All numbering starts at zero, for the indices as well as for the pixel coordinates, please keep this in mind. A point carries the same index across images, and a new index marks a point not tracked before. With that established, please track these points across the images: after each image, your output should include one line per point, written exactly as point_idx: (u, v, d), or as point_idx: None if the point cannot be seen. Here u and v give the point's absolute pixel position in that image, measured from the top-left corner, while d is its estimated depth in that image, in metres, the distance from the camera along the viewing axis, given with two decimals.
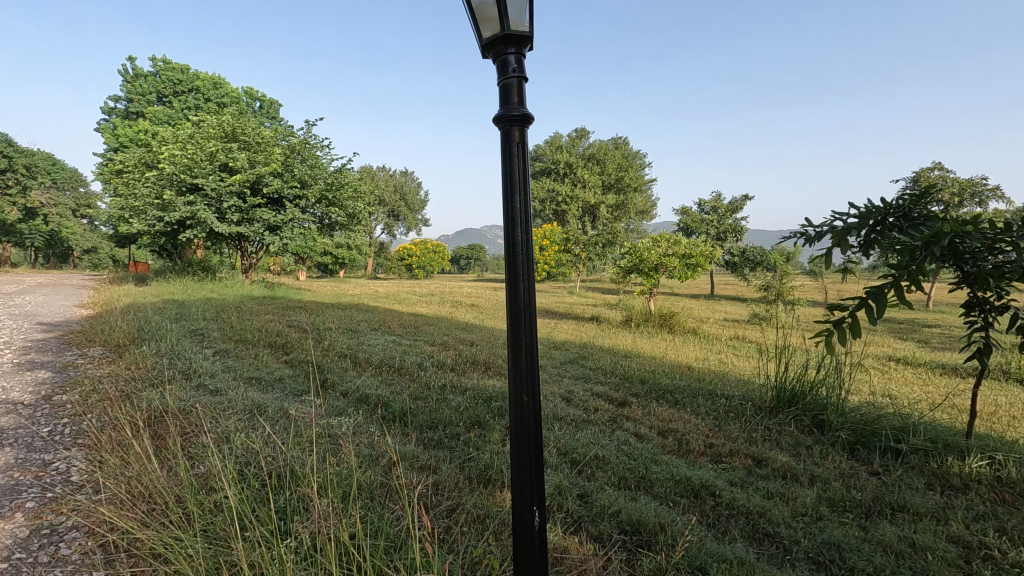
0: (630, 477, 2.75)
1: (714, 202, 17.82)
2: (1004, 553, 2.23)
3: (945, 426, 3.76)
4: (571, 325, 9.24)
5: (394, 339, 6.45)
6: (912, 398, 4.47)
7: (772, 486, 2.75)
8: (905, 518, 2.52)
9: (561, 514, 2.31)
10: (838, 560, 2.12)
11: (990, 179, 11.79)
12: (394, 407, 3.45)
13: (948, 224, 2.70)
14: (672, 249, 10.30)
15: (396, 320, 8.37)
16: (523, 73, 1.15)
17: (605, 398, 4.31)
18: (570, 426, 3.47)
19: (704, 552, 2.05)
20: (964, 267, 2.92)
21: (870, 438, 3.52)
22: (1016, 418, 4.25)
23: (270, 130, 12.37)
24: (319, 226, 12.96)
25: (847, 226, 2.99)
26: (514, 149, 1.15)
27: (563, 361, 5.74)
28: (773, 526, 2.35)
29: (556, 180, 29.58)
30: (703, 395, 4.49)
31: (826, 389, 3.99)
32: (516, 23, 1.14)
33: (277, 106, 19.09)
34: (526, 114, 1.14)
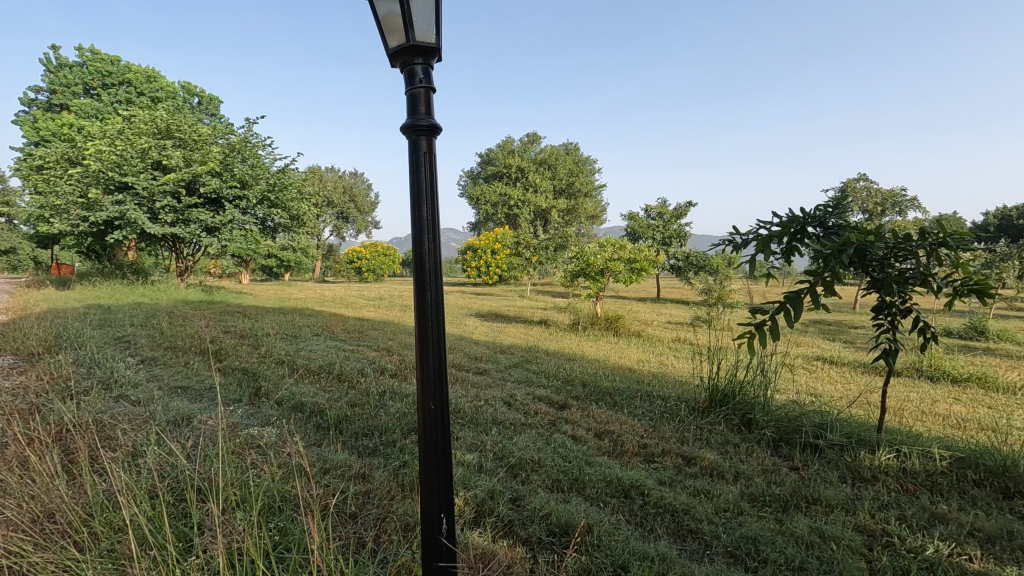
0: (564, 479, 2.79)
1: (660, 208, 18.34)
2: (903, 540, 2.41)
3: (860, 421, 4.02)
4: (519, 329, 9.30)
5: (336, 344, 6.30)
6: (832, 397, 4.75)
7: (698, 483, 2.87)
8: (818, 510, 2.67)
9: (492, 518, 2.32)
10: (753, 552, 2.23)
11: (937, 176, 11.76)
12: (330, 415, 3.38)
13: (855, 233, 2.89)
14: (617, 254, 10.54)
15: (341, 325, 8.20)
16: (430, 84, 1.17)
17: (546, 402, 4.36)
18: (508, 430, 3.49)
19: (628, 551, 2.10)
20: (872, 273, 3.13)
21: (792, 435, 3.71)
22: (923, 413, 4.59)
23: (208, 127, 11.86)
24: (260, 228, 12.52)
25: (770, 233, 3.12)
26: (421, 158, 1.17)
27: (507, 365, 5.77)
28: (695, 522, 2.45)
29: (508, 185, 29.78)
30: (641, 397, 4.63)
31: (753, 389, 4.19)
32: (423, 34, 1.15)
33: (217, 103, 18.36)
34: (433, 125, 1.16)
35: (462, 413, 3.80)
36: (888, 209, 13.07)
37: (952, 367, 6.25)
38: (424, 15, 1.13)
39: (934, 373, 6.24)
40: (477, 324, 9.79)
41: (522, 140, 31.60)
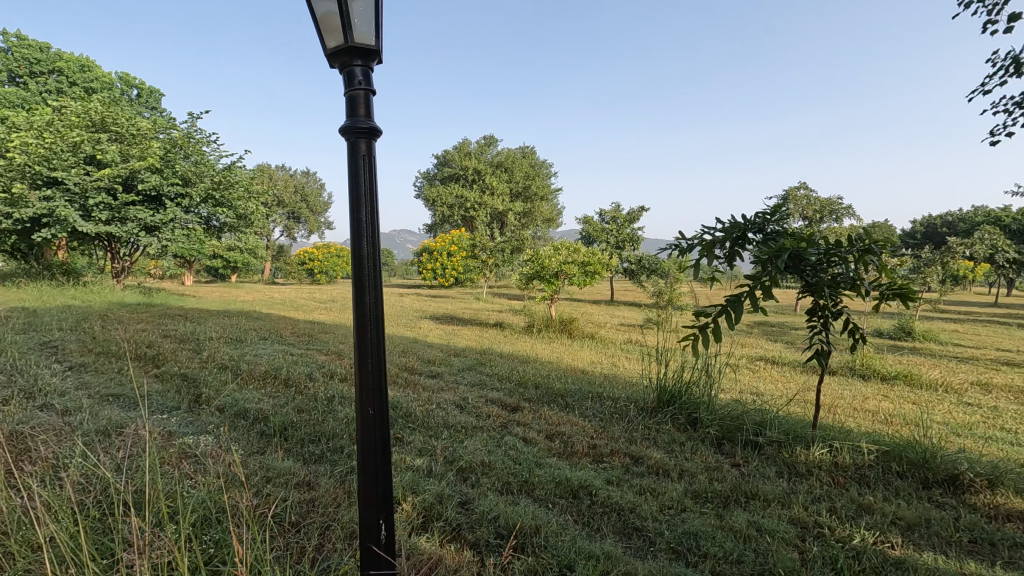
0: (514, 481, 2.81)
1: (614, 212, 18.68)
2: (833, 531, 2.54)
3: (797, 418, 4.22)
4: (474, 331, 9.29)
5: (284, 348, 6.11)
6: (772, 395, 4.97)
7: (644, 482, 2.93)
8: (756, 504, 2.79)
9: (440, 522, 2.31)
10: (694, 548, 2.30)
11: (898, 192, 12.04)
12: (275, 421, 3.28)
13: (789, 239, 3.05)
14: (571, 257, 10.67)
15: (290, 328, 7.98)
16: (370, 86, 1.16)
17: (499, 404, 4.38)
18: (459, 433, 3.48)
19: (573, 550, 2.14)
20: (807, 277, 3.30)
21: (734, 432, 3.86)
22: (854, 409, 4.87)
23: (148, 121, 11.30)
24: (205, 227, 12.02)
25: (713, 238, 3.23)
26: (361, 161, 1.16)
27: (461, 367, 5.75)
28: (641, 520, 2.51)
29: (465, 187, 29.69)
30: (592, 398, 4.71)
31: (698, 389, 4.33)
32: (362, 36, 1.15)
33: (158, 95, 17.50)
34: (373, 127, 1.16)
35: (413, 417, 3.76)
36: (826, 216, 13.79)
37: (881, 366, 6.65)
38: (364, 16, 1.13)
39: (865, 372, 6.62)
40: (431, 326, 9.70)
41: (479, 142, 31.62)
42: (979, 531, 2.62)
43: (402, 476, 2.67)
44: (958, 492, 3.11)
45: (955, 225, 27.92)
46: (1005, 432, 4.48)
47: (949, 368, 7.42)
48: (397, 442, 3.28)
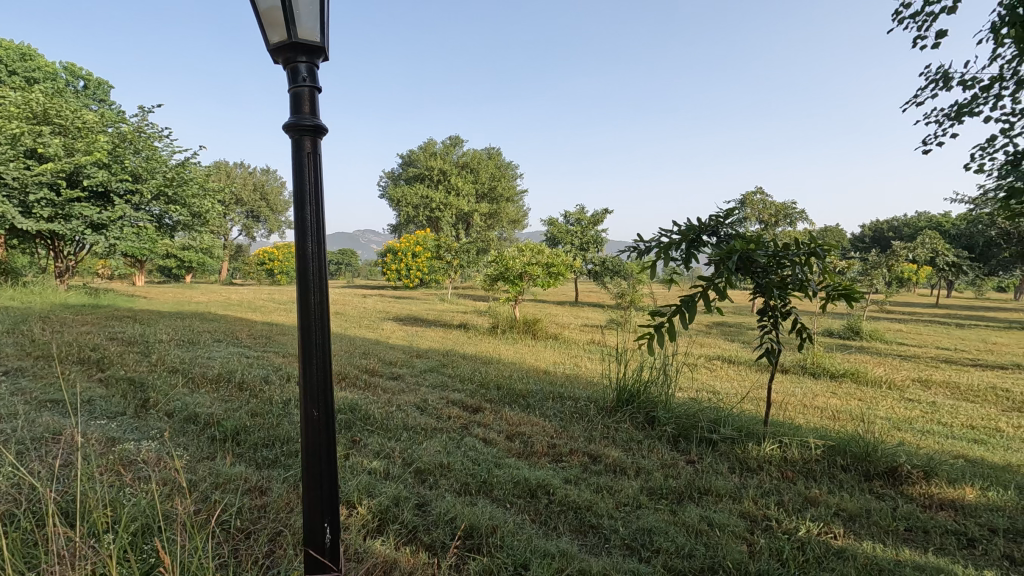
0: (472, 482, 2.80)
1: (578, 214, 18.88)
2: (780, 523, 2.64)
3: (750, 415, 4.35)
4: (438, 332, 9.25)
5: (240, 350, 5.93)
6: (727, 393, 5.11)
7: (601, 481, 2.97)
8: (709, 500, 2.87)
9: (396, 525, 2.29)
10: (647, 543, 2.35)
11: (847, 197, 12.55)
12: (227, 426, 3.18)
13: (739, 242, 3.14)
14: (535, 259, 10.74)
15: (247, 330, 7.75)
16: (315, 83, 1.15)
17: (460, 405, 4.36)
18: (418, 435, 3.46)
19: (529, 550, 2.15)
20: (758, 279, 3.40)
21: (690, 430, 3.95)
22: (804, 406, 5.06)
23: (94, 114, 10.78)
24: (156, 226, 11.56)
25: (670, 241, 3.28)
26: (305, 159, 1.14)
27: (423, 369, 5.71)
28: (597, 518, 2.54)
29: (430, 187, 29.49)
30: (553, 398, 4.75)
31: (655, 388, 4.42)
32: (306, 32, 1.13)
33: (106, 87, 16.74)
34: (318, 125, 1.14)
35: (372, 420, 3.70)
36: (780, 220, 14.29)
37: (830, 364, 6.93)
38: (309, 11, 1.11)
39: (816, 369, 6.89)
40: (394, 328, 9.60)
41: (444, 143, 31.48)
42: (915, 520, 2.76)
43: (359, 478, 2.63)
44: (897, 483, 3.27)
45: (899, 229, 29.39)
46: (941, 425, 4.74)
47: (893, 366, 7.80)
48: (356, 445, 3.24)
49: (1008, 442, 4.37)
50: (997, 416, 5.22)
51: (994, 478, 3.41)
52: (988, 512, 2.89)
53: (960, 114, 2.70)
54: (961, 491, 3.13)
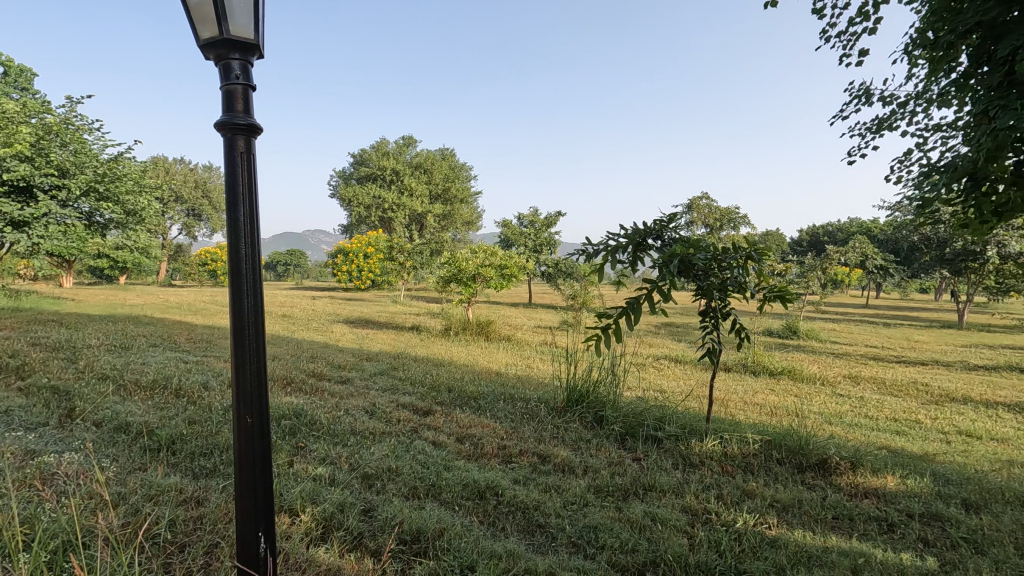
0: (421, 485, 2.78)
1: (531, 216, 19.06)
2: (719, 516, 2.75)
3: (693, 412, 4.50)
4: (389, 334, 9.13)
5: (178, 355, 5.66)
6: (673, 392, 5.28)
7: (550, 480, 3.01)
8: (653, 495, 2.95)
9: (340, 532, 2.25)
10: (592, 540, 2.40)
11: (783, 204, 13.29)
12: (161, 435, 3.03)
13: (679, 246, 3.25)
14: (488, 261, 10.76)
15: (186, 334, 7.41)
16: (249, 82, 1.12)
17: (410, 408, 4.33)
18: (367, 439, 3.41)
19: (476, 551, 2.15)
20: (700, 281, 3.52)
21: (636, 428, 4.06)
22: (743, 402, 5.29)
23: (15, 103, 10.01)
24: (86, 224, 10.86)
25: (617, 245, 3.33)
26: (238, 159, 1.11)
27: (373, 372, 5.62)
28: (544, 518, 2.57)
29: (383, 187, 29.07)
30: (504, 399, 4.77)
31: (603, 387, 4.51)
32: (240, 29, 1.11)
33: (29, 74, 15.59)
34: (252, 125, 1.12)
35: (318, 425, 3.61)
36: (725, 224, 14.88)
37: (769, 362, 7.27)
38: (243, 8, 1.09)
39: (756, 368, 7.21)
40: (344, 330, 9.40)
41: (397, 142, 31.12)
42: (842, 508, 2.93)
43: (302, 485, 2.57)
44: (827, 474, 3.46)
45: (833, 234, 31.17)
46: (868, 419, 5.06)
47: (825, 363, 8.26)
48: (300, 451, 3.15)
49: (925, 433, 4.71)
50: (917, 409, 5.62)
51: (912, 466, 3.67)
52: (906, 498, 3.11)
53: (880, 128, 2.88)
54: (884, 480, 3.35)
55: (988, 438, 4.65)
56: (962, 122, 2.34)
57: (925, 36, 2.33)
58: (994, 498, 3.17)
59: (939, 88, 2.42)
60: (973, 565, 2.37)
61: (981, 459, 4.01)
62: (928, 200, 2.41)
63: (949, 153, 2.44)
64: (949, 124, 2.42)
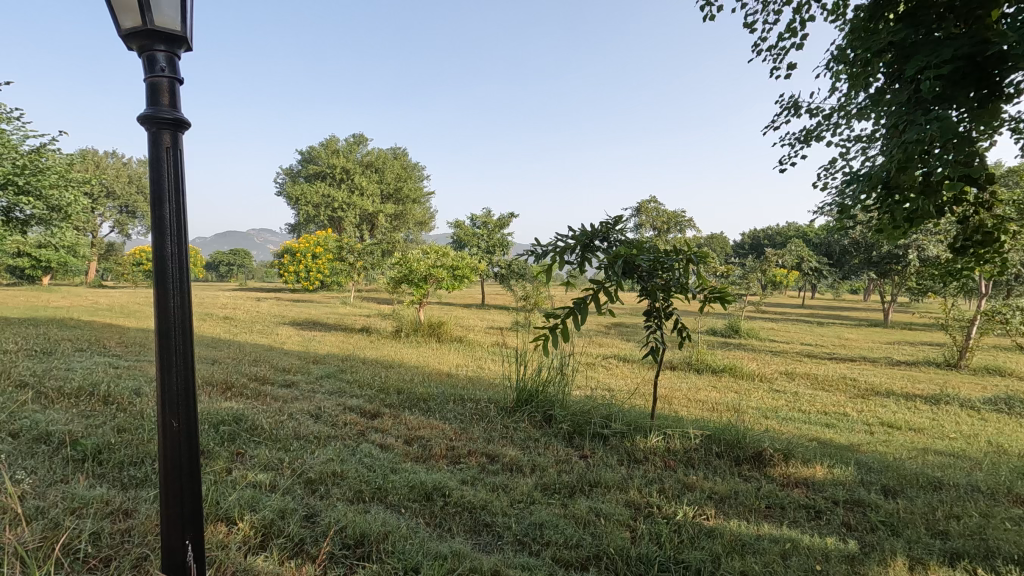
0: (366, 489, 2.75)
1: (484, 217, 19.11)
2: (661, 509, 2.84)
3: (639, 410, 4.63)
4: (338, 336, 8.93)
5: (108, 360, 5.34)
6: (620, 390, 5.41)
7: (497, 480, 3.03)
8: (599, 492, 3.02)
9: (280, 539, 2.19)
10: (537, 537, 2.43)
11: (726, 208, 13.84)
12: (86, 445, 2.85)
13: (623, 248, 3.33)
14: (439, 262, 10.67)
15: (117, 337, 7.00)
16: (175, 75, 1.09)
17: (357, 412, 4.25)
18: (312, 444, 3.33)
19: (421, 553, 2.14)
20: (644, 282, 3.61)
21: (584, 426, 4.14)
22: (687, 399, 5.48)
23: None
24: (3, 220, 10.07)
25: (565, 246, 3.36)
26: (163, 154, 1.07)
27: (320, 375, 5.49)
28: (491, 517, 2.59)
29: (332, 186, 28.42)
30: (454, 400, 4.76)
31: (552, 387, 4.57)
32: (165, 20, 1.07)
33: None
34: (179, 119, 1.09)
35: (260, 430, 3.49)
36: (671, 227, 15.37)
37: (711, 360, 7.56)
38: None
39: (700, 365, 7.49)
40: (290, 332, 9.13)
41: (348, 140, 30.50)
42: (774, 497, 3.09)
43: (241, 493, 2.49)
44: (763, 465, 3.64)
45: (772, 237, 32.66)
46: (801, 413, 5.35)
47: (764, 361, 8.66)
48: (239, 458, 3.03)
49: (852, 425, 5.02)
50: (846, 402, 5.97)
51: (839, 456, 3.91)
52: (833, 486, 3.31)
53: (809, 138, 3.06)
54: (813, 470, 3.55)
55: (907, 429, 5.00)
56: (877, 133, 2.51)
57: (846, 53, 2.48)
58: (910, 484, 3.41)
59: (858, 103, 2.59)
60: (890, 546, 2.55)
61: (900, 447, 4.32)
62: (848, 206, 2.58)
63: (867, 162, 2.62)
64: (867, 135, 2.59)
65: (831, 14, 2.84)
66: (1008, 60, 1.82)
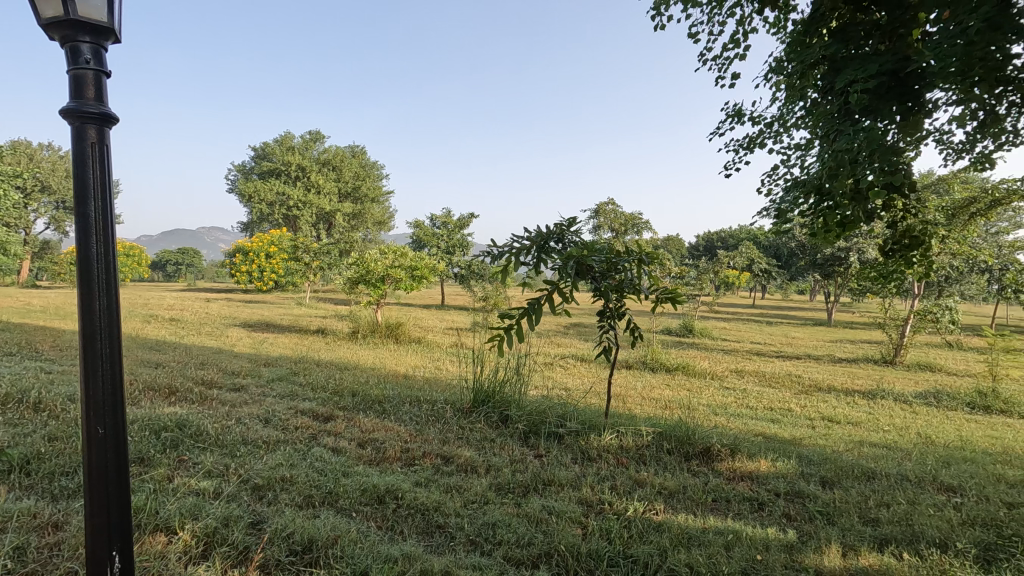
0: (316, 493, 2.69)
1: (444, 217, 18.99)
2: (612, 505, 2.90)
3: (594, 409, 4.71)
4: (292, 338, 8.71)
5: (39, 365, 5.03)
6: (576, 390, 5.48)
7: (451, 481, 3.03)
8: (552, 490, 3.06)
9: (223, 547, 2.12)
10: (490, 536, 2.45)
11: (680, 211, 14.21)
12: (13, 455, 2.69)
13: (576, 249, 3.38)
14: (398, 262, 10.53)
15: (51, 340, 6.61)
16: (102, 68, 1.06)
17: (310, 415, 4.15)
18: (261, 449, 3.24)
19: (370, 556, 2.12)
20: (598, 282, 3.67)
21: (539, 426, 4.18)
22: (640, 397, 5.61)
23: None
24: None
25: (520, 247, 3.37)
26: (88, 149, 1.03)
27: (271, 378, 5.34)
28: (443, 518, 2.58)
29: (287, 183, 27.67)
30: (410, 402, 4.72)
31: (509, 387, 4.59)
32: (90, 10, 1.03)
33: None
34: (105, 114, 1.05)
35: (205, 436, 3.37)
36: (629, 229, 15.67)
37: (665, 359, 7.75)
38: None
39: (654, 364, 7.67)
40: (241, 334, 8.84)
41: (304, 137, 29.76)
42: (720, 491, 3.20)
43: (183, 502, 2.40)
44: (710, 460, 3.76)
45: (725, 239, 33.77)
46: (748, 409, 5.55)
47: (716, 359, 8.94)
48: (182, 465, 2.92)
49: (795, 420, 5.24)
50: (790, 398, 6.24)
51: (782, 450, 4.08)
52: (775, 478, 3.46)
53: (751, 145, 3.18)
54: (757, 464, 3.69)
55: (846, 422, 5.27)
56: (812, 142, 2.64)
57: (784, 65, 2.60)
58: (846, 475, 3.60)
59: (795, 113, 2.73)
60: (825, 534, 2.68)
61: (838, 440, 4.55)
62: (785, 212, 2.71)
63: (802, 170, 2.75)
64: (803, 143, 2.73)
65: (772, 27, 2.96)
66: (927, 76, 1.95)
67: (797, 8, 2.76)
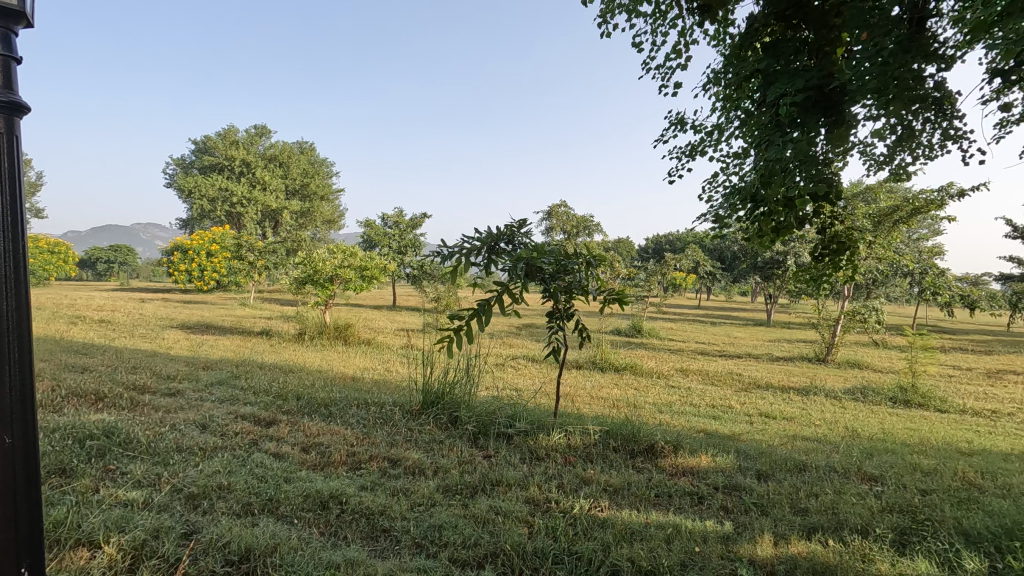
0: (255, 501, 2.60)
1: (396, 217, 18.72)
2: (558, 503, 2.95)
3: (543, 409, 4.76)
4: (233, 340, 8.36)
5: None
6: (526, 390, 5.53)
7: (397, 484, 2.99)
8: (499, 490, 3.07)
9: (153, 560, 2.02)
10: (435, 538, 2.43)
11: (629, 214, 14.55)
12: None
13: (525, 250, 3.39)
14: (347, 262, 10.29)
15: None
16: (11, 53, 0.99)
17: (250, 420, 4.01)
18: (196, 456, 3.10)
19: (311, 563, 2.08)
20: (547, 283, 3.70)
21: (488, 426, 4.19)
22: (589, 396, 5.71)
23: None
24: None
25: (471, 247, 3.35)
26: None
27: (209, 382, 5.12)
28: (388, 521, 2.55)
29: (231, 179, 26.58)
30: (357, 405, 4.63)
31: (459, 388, 4.58)
32: None
33: None
34: (16, 103, 1.00)
35: (135, 444, 3.20)
36: (580, 231, 15.91)
37: (614, 359, 7.92)
38: None
39: (603, 364, 7.82)
40: (178, 336, 8.42)
41: (249, 131, 28.68)
42: (663, 486, 3.30)
43: (108, 514, 2.27)
44: (654, 457, 3.87)
45: (673, 242, 34.82)
46: (691, 406, 5.75)
47: (662, 359, 9.22)
48: (109, 475, 2.76)
49: (734, 416, 5.47)
50: (731, 396, 6.50)
51: (722, 445, 4.24)
52: (714, 473, 3.60)
53: (693, 152, 3.29)
54: (698, 459, 3.83)
55: (781, 418, 5.54)
56: (748, 151, 2.76)
57: (722, 76, 2.71)
58: (779, 467, 3.79)
59: (733, 122, 2.84)
60: (759, 525, 2.81)
61: (773, 435, 4.77)
62: (722, 218, 2.83)
63: (738, 177, 2.88)
64: (740, 152, 2.85)
65: (712, 41, 3.09)
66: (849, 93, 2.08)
67: (735, 23, 2.88)
